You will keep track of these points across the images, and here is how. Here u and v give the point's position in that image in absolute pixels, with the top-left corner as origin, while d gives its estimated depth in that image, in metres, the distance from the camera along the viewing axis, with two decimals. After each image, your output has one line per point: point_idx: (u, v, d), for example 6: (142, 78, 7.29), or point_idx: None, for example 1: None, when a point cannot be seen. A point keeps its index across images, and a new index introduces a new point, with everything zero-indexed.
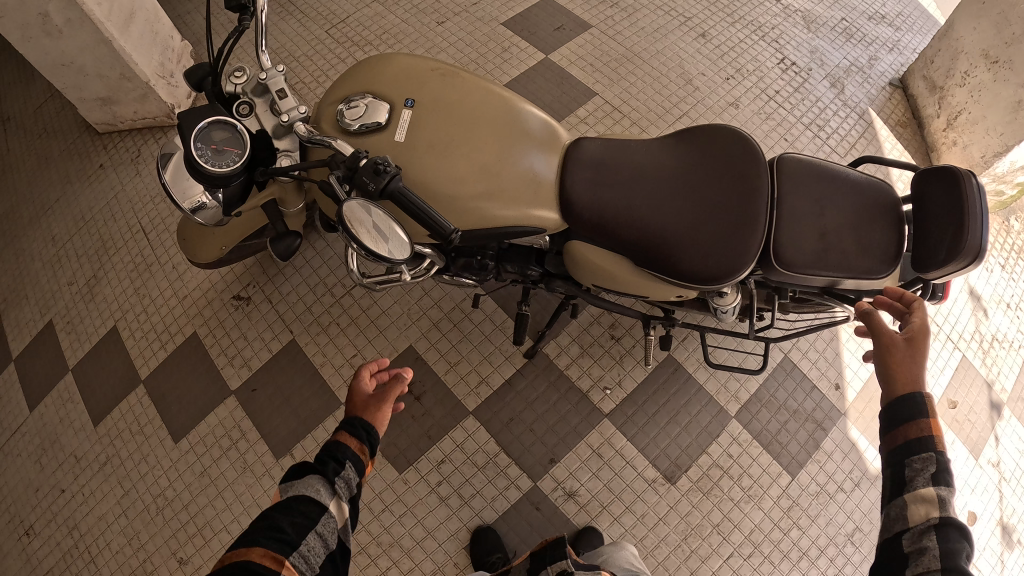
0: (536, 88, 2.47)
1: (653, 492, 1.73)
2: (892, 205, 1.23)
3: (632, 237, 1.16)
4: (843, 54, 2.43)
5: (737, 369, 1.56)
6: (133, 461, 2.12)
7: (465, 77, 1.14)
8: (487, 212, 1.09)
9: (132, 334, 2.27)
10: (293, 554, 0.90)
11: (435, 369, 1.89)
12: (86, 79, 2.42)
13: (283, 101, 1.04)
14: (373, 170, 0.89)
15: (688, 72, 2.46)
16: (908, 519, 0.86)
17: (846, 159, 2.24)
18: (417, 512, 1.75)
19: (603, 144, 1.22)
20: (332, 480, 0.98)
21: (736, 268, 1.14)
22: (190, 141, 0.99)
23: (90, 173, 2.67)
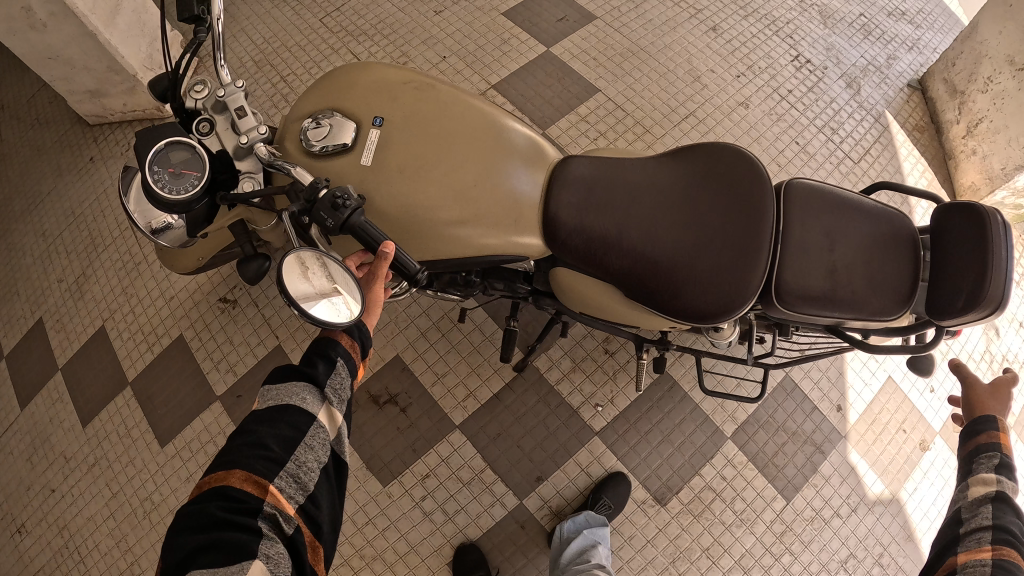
0: (536, 83, 2.35)
1: (642, 514, 1.68)
2: (904, 236, 1.14)
3: (622, 267, 1.09)
4: (861, 52, 2.29)
5: (737, 397, 1.54)
6: (122, 463, 2.11)
7: (443, 93, 1.07)
8: (463, 241, 1.03)
9: (119, 335, 2.24)
10: (280, 474, 0.88)
11: (422, 381, 1.83)
12: (75, 72, 2.34)
13: (243, 120, 0.98)
14: (331, 204, 0.84)
15: (696, 68, 2.32)
16: (968, 496, 1.14)
17: (859, 166, 2.12)
18: (400, 526, 1.72)
19: (596, 165, 1.14)
20: (321, 386, 0.96)
21: (739, 303, 1.07)
22: (145, 164, 0.92)
23: (79, 168, 2.62)
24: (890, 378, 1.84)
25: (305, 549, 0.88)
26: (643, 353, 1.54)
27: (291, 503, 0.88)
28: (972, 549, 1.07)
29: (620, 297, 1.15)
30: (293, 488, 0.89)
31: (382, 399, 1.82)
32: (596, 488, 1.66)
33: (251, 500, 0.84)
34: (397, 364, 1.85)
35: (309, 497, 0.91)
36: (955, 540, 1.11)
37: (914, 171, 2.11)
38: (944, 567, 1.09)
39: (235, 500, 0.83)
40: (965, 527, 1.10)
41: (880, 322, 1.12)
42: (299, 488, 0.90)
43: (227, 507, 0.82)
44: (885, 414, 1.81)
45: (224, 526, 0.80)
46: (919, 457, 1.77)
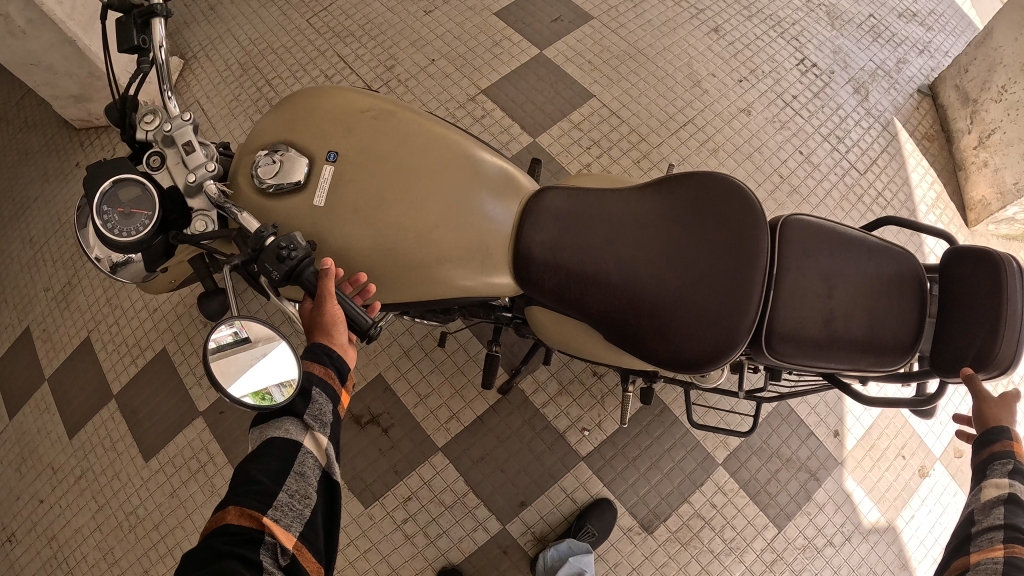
0: (527, 88, 2.17)
1: (628, 541, 1.63)
2: (907, 278, 1.07)
3: (600, 309, 1.03)
4: (869, 55, 2.16)
5: (726, 431, 1.48)
6: (100, 479, 2.07)
7: (405, 125, 1.01)
8: (427, 285, 0.98)
9: (100, 348, 2.21)
10: (273, 505, 0.76)
11: (405, 402, 1.78)
12: (58, 78, 2.16)
13: (191, 156, 0.92)
14: (276, 256, 0.81)
15: (697, 72, 2.15)
16: (981, 498, 1.04)
17: (865, 177, 1.99)
18: (381, 549, 1.66)
19: (572, 198, 1.07)
20: (302, 416, 0.83)
21: (728, 351, 1.00)
22: (94, 207, 0.87)
23: (56, 176, 2.55)
24: (889, 403, 1.78)
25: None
26: (630, 384, 1.44)
27: (291, 534, 0.76)
28: (985, 549, 0.99)
29: (599, 338, 1.11)
30: (290, 518, 0.76)
31: (364, 419, 1.76)
32: (580, 514, 1.61)
33: (251, 533, 0.73)
34: (379, 383, 1.80)
35: (308, 529, 0.78)
36: (967, 539, 1.03)
37: (922, 183, 2.00)
38: (954, 567, 1.02)
39: (233, 534, 0.72)
40: (977, 527, 1.02)
41: (879, 373, 1.06)
42: (296, 518, 0.77)
43: (226, 542, 0.72)
44: (884, 439, 1.74)
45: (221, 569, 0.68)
46: (917, 484, 1.71)
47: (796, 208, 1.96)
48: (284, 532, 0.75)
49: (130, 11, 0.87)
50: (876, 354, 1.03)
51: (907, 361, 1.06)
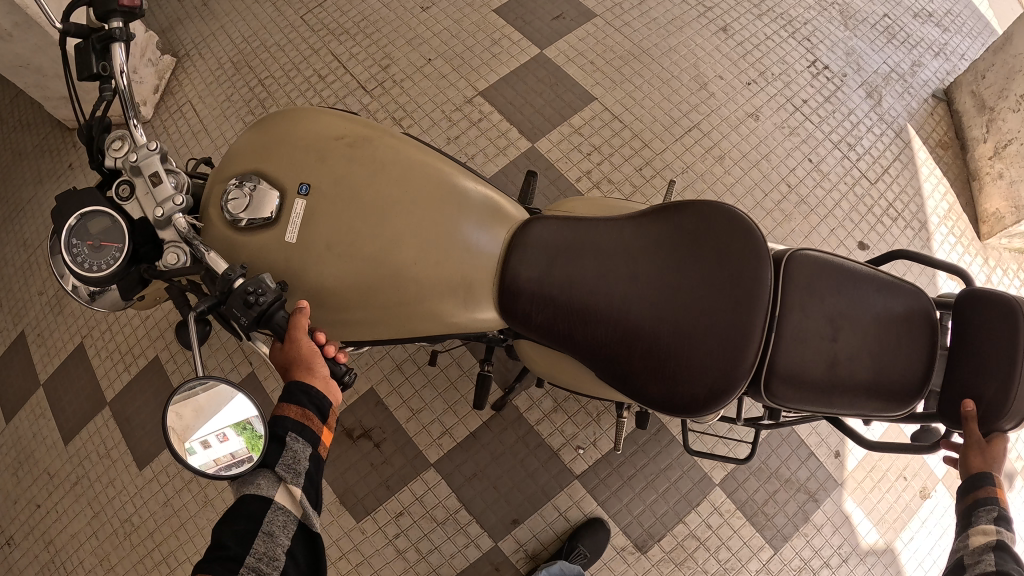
0: (524, 94, 1.89)
1: (621, 560, 1.61)
2: (916, 318, 1.01)
3: (591, 346, 0.98)
4: (883, 57, 2.00)
5: (722, 457, 1.44)
6: (72, 495, 1.95)
7: (385, 153, 0.96)
8: (411, 322, 0.95)
9: (73, 358, 2.10)
10: (240, 569, 0.72)
11: (397, 417, 1.69)
12: (48, 81, 2.00)
13: (158, 187, 0.85)
14: (243, 302, 0.77)
15: (704, 74, 1.93)
16: (969, 542, 0.97)
17: (875, 187, 1.85)
18: (373, 563, 1.59)
19: (563, 228, 1.02)
20: (274, 468, 0.77)
21: (728, 395, 0.95)
22: (63, 242, 0.83)
23: (13, 170, 2.36)
24: (893, 423, 1.73)
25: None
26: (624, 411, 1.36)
27: None
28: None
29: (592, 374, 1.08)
30: None
31: (356, 433, 1.68)
32: (572, 535, 1.58)
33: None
34: (371, 398, 1.71)
35: None
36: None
37: (937, 193, 1.90)
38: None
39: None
40: (969, 574, 0.94)
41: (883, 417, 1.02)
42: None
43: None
44: (885, 460, 1.70)
45: None
46: (917, 505, 1.67)
47: (804, 221, 1.81)
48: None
49: (89, 36, 0.84)
50: (881, 399, 1.00)
51: (912, 406, 1.01)
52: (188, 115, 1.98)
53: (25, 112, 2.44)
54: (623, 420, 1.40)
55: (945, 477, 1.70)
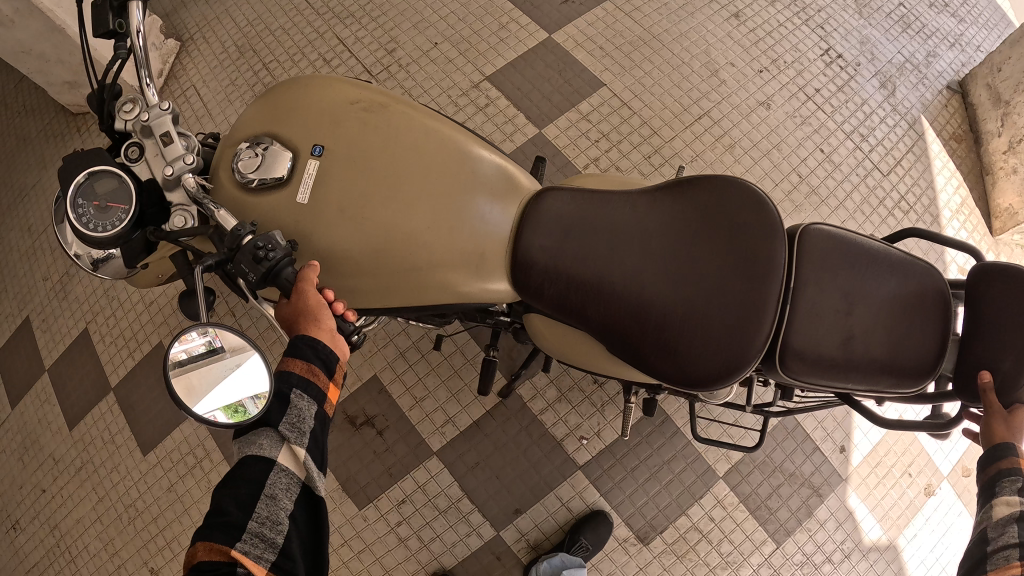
0: (534, 76, 1.87)
1: (622, 552, 1.61)
2: (930, 295, 1.00)
3: (603, 319, 0.96)
4: (898, 47, 1.96)
5: (730, 445, 1.42)
6: (78, 478, 1.96)
7: (396, 119, 0.94)
8: (419, 291, 0.93)
9: (77, 342, 2.10)
10: (243, 535, 0.70)
11: (400, 405, 1.69)
12: (50, 66, 1.98)
13: (169, 147, 0.84)
14: (252, 257, 0.77)
15: (715, 61, 1.90)
16: (992, 514, 0.95)
17: (888, 178, 1.83)
18: (375, 550, 1.59)
19: (574, 200, 1.00)
20: (278, 428, 0.75)
21: (740, 370, 0.93)
22: (69, 199, 0.81)
23: (17, 155, 2.35)
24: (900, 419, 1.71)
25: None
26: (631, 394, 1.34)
27: (262, 565, 0.69)
28: (1004, 569, 0.89)
29: (601, 349, 1.05)
30: (261, 549, 0.70)
31: (358, 421, 1.67)
32: (574, 527, 1.56)
33: (223, 567, 0.68)
34: (374, 386, 1.70)
35: (282, 558, 0.71)
36: (982, 559, 0.93)
37: (949, 187, 1.87)
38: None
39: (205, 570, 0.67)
40: (992, 546, 0.92)
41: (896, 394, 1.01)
42: (267, 548, 0.70)
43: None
44: (890, 456, 1.69)
45: None
46: (922, 503, 1.66)
47: (816, 212, 1.78)
48: (254, 564, 0.68)
49: None
50: (895, 375, 0.98)
51: (926, 384, 1.00)
52: (192, 99, 1.96)
53: (29, 98, 2.42)
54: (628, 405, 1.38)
55: (950, 474, 1.69)
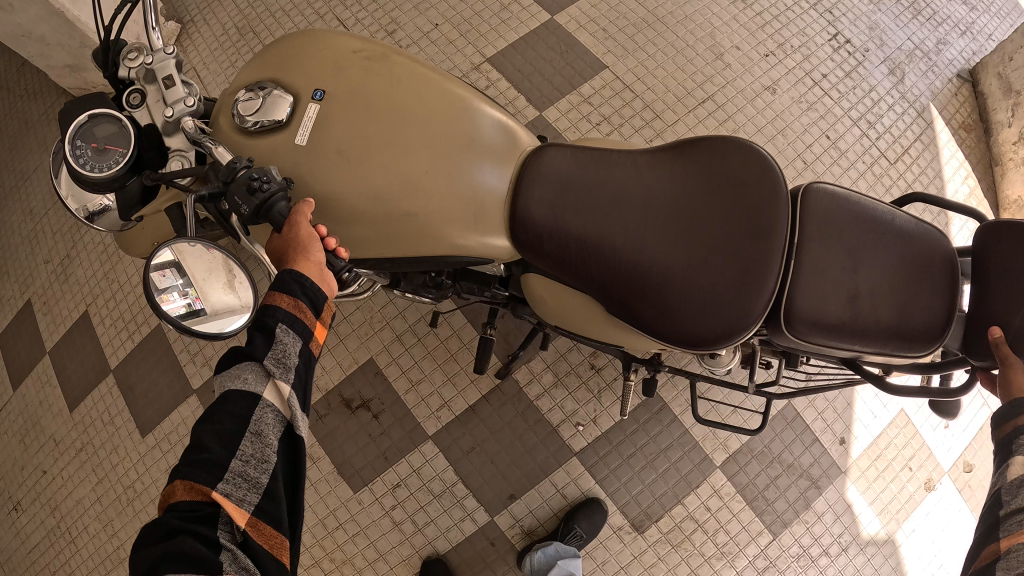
0: (536, 58, 1.84)
1: (617, 540, 1.60)
2: (936, 257, 0.99)
3: (603, 277, 0.94)
4: (907, 34, 1.92)
5: (733, 427, 1.39)
6: (68, 462, 1.93)
7: (396, 69, 0.93)
8: (416, 243, 0.90)
9: (66, 325, 2.05)
10: (224, 476, 0.67)
11: (395, 388, 1.68)
12: (50, 49, 1.92)
13: (170, 89, 0.84)
14: (246, 188, 0.76)
15: (720, 44, 1.87)
16: (1006, 474, 0.86)
17: (894, 167, 1.80)
18: (370, 533, 1.60)
19: (574, 156, 0.98)
20: (262, 360, 0.71)
21: (744, 326, 0.91)
22: (67, 138, 0.80)
23: (16, 138, 2.29)
24: (902, 411, 1.70)
25: (271, 559, 0.68)
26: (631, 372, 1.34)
27: (244, 509, 0.67)
28: (1018, 534, 0.80)
29: (601, 314, 1.01)
30: (243, 491, 0.68)
31: (355, 404, 1.67)
32: (569, 515, 1.56)
33: (203, 506, 0.66)
34: (370, 369, 1.70)
35: (266, 501, 0.69)
36: (994, 523, 0.84)
37: (958, 177, 1.83)
38: (984, 555, 0.83)
39: (185, 509, 0.66)
40: (1005, 509, 0.83)
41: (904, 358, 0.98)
42: (250, 489, 0.68)
43: (179, 517, 0.65)
44: (891, 450, 1.67)
45: (176, 541, 0.64)
46: (921, 497, 1.64)
47: None
48: (234, 509, 0.66)
49: None
50: (902, 337, 0.96)
51: (938, 346, 0.98)
52: (192, 81, 1.95)
53: (24, 78, 2.36)
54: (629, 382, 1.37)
55: (950, 468, 1.67)
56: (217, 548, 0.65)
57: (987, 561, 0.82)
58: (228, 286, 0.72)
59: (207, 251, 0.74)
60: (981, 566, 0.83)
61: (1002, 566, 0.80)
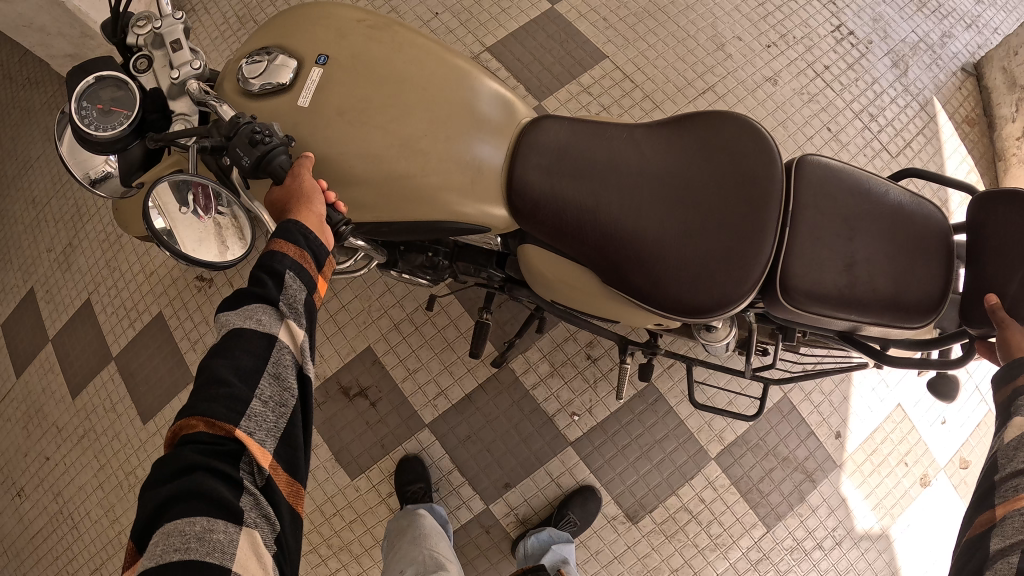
0: (536, 47, 1.84)
1: (611, 530, 1.61)
2: (933, 231, 0.99)
3: (598, 244, 0.93)
4: (911, 26, 1.91)
5: (730, 413, 1.39)
6: (62, 449, 1.91)
7: (399, 38, 0.94)
8: (417, 207, 0.90)
9: (61, 312, 2.03)
10: (247, 414, 0.67)
11: (392, 376, 1.69)
12: (51, 39, 1.87)
13: (176, 53, 0.85)
14: (249, 140, 0.76)
15: (722, 34, 1.86)
16: (1006, 436, 0.83)
17: (896, 160, 1.79)
18: (367, 520, 1.61)
19: (571, 127, 0.98)
20: (274, 303, 0.72)
21: (738, 293, 0.91)
22: (74, 99, 0.81)
23: (18, 127, 2.27)
24: (899, 406, 1.70)
25: (287, 506, 0.69)
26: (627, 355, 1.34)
27: (265, 450, 0.67)
28: (1014, 500, 0.78)
29: (598, 287, 0.98)
30: (262, 432, 0.68)
31: (353, 391, 1.68)
32: (562, 503, 1.57)
33: (225, 442, 0.66)
34: (368, 356, 1.70)
35: (285, 445, 0.70)
36: (990, 489, 0.82)
37: (961, 171, 1.83)
38: (978, 522, 0.81)
39: (205, 443, 0.66)
40: (1002, 474, 0.81)
41: (902, 330, 0.98)
42: (271, 431, 0.69)
43: (198, 451, 0.65)
44: (887, 444, 1.67)
45: (196, 473, 0.64)
46: (916, 493, 1.65)
47: None
48: (258, 448, 0.66)
49: None
50: (898, 308, 0.96)
51: (935, 318, 0.98)
52: None
53: (25, 67, 2.33)
54: (624, 365, 1.38)
55: (948, 464, 1.67)
56: (237, 489, 0.65)
57: (982, 529, 0.80)
58: (220, 255, 0.76)
59: (200, 219, 0.76)
60: (975, 533, 0.81)
61: (998, 533, 0.78)
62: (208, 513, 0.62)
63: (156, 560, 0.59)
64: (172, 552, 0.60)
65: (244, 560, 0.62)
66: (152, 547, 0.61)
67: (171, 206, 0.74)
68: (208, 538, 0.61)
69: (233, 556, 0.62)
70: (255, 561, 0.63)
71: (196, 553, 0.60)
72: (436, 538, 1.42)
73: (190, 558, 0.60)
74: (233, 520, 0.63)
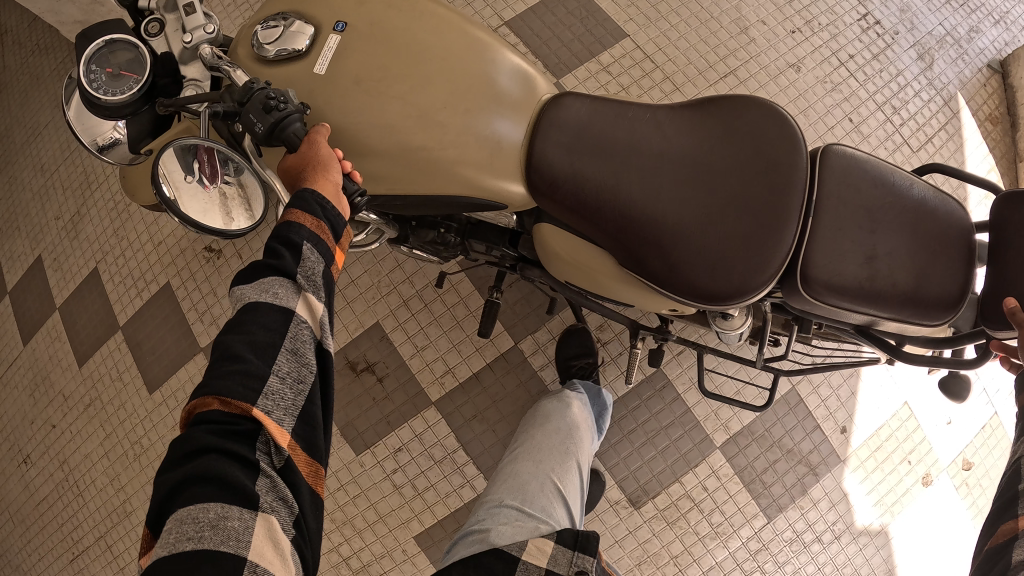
0: (554, 24, 1.80)
1: (613, 514, 1.62)
2: (955, 227, 0.97)
3: (616, 227, 0.92)
4: (939, 19, 1.85)
5: (740, 403, 1.38)
6: (70, 417, 1.93)
7: (420, 6, 0.91)
8: (434, 182, 0.89)
9: (69, 279, 2.03)
10: (264, 392, 0.67)
11: (401, 352, 1.69)
12: (60, 3, 1.83)
13: (190, 16, 0.83)
14: (262, 106, 0.75)
15: (746, 17, 1.81)
16: None
17: (916, 155, 1.76)
18: (370, 495, 1.62)
19: (593, 105, 0.95)
20: (291, 275, 0.71)
21: (757, 281, 0.90)
22: (82, 63, 0.79)
23: (29, 92, 2.25)
24: (908, 404, 1.69)
25: (306, 487, 0.69)
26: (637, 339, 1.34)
27: (285, 431, 0.67)
28: None
29: (615, 269, 0.97)
30: (278, 410, 0.67)
31: (359, 367, 1.68)
32: None
33: (239, 421, 0.67)
34: (375, 332, 1.70)
35: (303, 424, 0.69)
36: (1013, 499, 0.81)
37: (981, 169, 1.79)
38: (1000, 532, 0.80)
39: (218, 423, 0.66)
40: None
41: (921, 326, 0.97)
42: (289, 410, 0.68)
43: (211, 431, 0.65)
44: (892, 442, 1.67)
45: (211, 453, 0.64)
46: (917, 491, 1.65)
47: None
48: (276, 427, 0.66)
49: None
50: (918, 304, 0.94)
51: (954, 317, 0.96)
52: None
53: (35, 32, 2.29)
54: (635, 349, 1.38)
55: (950, 464, 1.67)
56: (253, 471, 0.66)
57: (1004, 539, 0.79)
58: (224, 226, 0.75)
59: (205, 189, 0.74)
60: (996, 543, 0.79)
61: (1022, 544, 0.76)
62: (222, 500, 0.63)
63: (168, 548, 0.60)
64: (185, 541, 0.61)
65: (261, 547, 0.63)
66: (165, 534, 0.62)
67: (177, 175, 0.73)
68: (223, 525, 0.62)
69: (250, 544, 0.62)
70: (271, 547, 0.64)
71: (210, 542, 0.61)
72: (568, 479, 1.21)
73: (203, 547, 0.61)
74: (248, 507, 0.64)
